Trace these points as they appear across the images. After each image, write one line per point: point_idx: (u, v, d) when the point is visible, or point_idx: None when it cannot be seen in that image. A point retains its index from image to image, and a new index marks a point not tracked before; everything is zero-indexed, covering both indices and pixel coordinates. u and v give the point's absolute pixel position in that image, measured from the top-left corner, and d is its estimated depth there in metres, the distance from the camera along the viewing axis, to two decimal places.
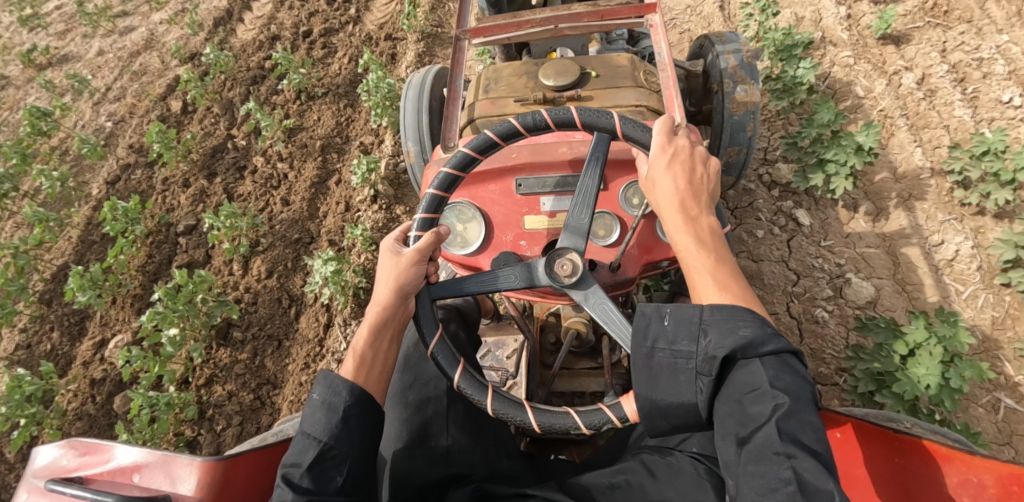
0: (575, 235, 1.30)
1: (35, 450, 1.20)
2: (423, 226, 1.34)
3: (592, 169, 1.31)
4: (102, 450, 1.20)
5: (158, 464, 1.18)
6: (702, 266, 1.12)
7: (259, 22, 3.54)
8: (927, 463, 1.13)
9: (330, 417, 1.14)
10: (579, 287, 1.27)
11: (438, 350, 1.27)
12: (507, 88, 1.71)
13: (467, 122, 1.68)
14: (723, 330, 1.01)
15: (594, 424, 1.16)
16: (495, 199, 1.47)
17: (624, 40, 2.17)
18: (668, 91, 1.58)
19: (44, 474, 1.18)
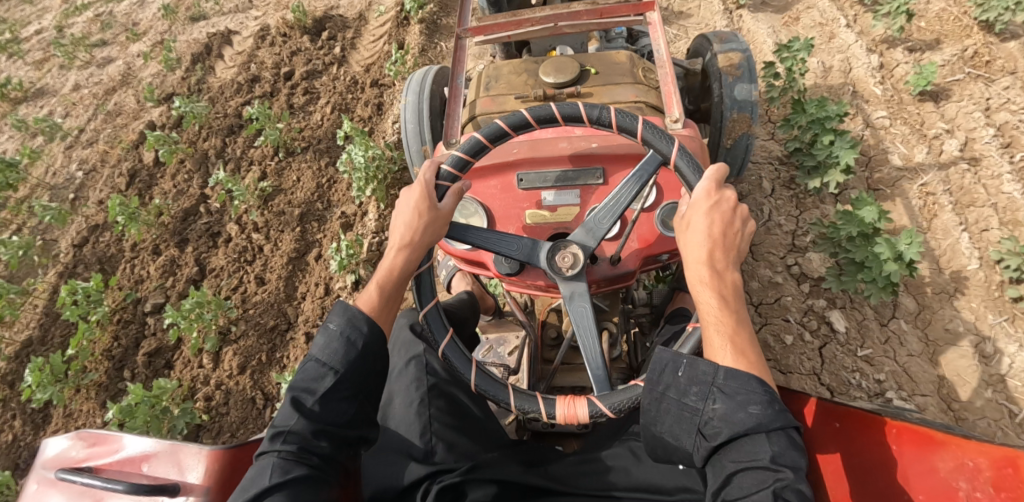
0: (589, 234, 1.30)
1: (45, 441, 1.22)
2: (453, 167, 1.32)
3: (631, 183, 1.29)
4: (110, 441, 1.22)
5: (167, 453, 1.20)
6: (723, 327, 1.10)
7: (239, 61, 3.42)
8: (922, 449, 1.16)
9: (347, 350, 1.18)
10: (576, 280, 1.30)
11: (447, 349, 1.25)
12: (507, 86, 1.74)
13: (469, 119, 1.72)
14: (734, 403, 1.03)
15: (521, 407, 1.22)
16: (496, 194, 1.49)
17: (623, 38, 2.19)
18: (667, 87, 1.60)
19: (53, 465, 1.20)
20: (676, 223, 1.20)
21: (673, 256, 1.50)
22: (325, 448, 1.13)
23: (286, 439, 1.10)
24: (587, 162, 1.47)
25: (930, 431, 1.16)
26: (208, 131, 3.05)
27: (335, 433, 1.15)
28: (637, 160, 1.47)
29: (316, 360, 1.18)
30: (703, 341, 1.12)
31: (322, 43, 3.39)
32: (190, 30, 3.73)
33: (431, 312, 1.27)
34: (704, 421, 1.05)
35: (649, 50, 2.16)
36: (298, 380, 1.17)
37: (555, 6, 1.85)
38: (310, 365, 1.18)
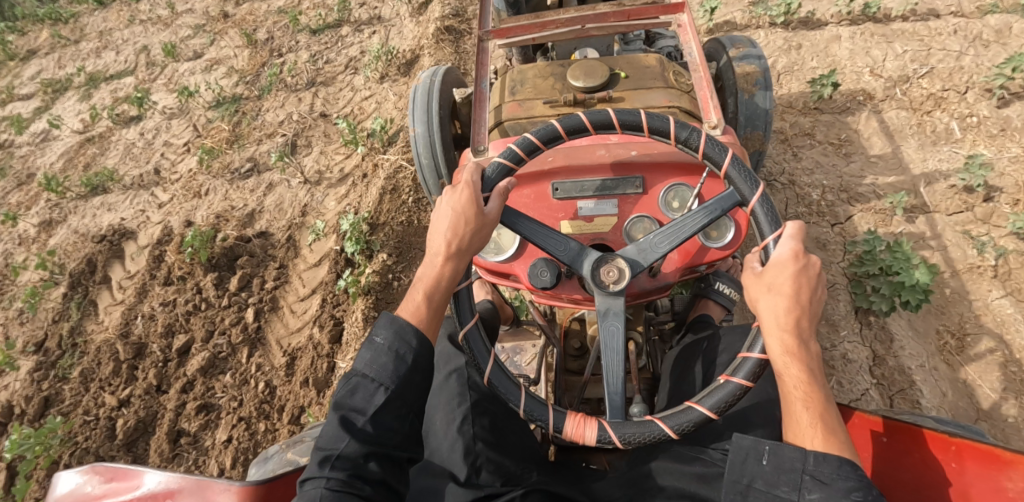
0: (641, 253, 1.25)
1: (58, 476, 1.15)
2: (500, 170, 1.30)
3: (700, 213, 1.24)
4: (131, 475, 1.14)
5: (193, 489, 1.12)
6: (809, 403, 1.03)
7: (130, 289, 2.51)
8: (987, 469, 1.12)
9: (394, 363, 1.13)
10: (617, 295, 1.24)
11: (493, 374, 1.21)
12: (532, 90, 1.67)
13: (495, 125, 1.65)
14: (833, 492, 0.96)
15: (531, 415, 1.19)
16: (530, 204, 1.43)
17: (641, 40, 2.14)
18: (702, 91, 1.55)
19: (69, 501, 1.11)
20: (752, 280, 1.11)
21: (711, 268, 1.45)
22: (376, 470, 1.07)
23: (336, 464, 1.04)
24: (626, 170, 1.41)
25: (995, 449, 1.12)
26: (71, 459, 2.03)
27: (385, 454, 1.09)
28: (677, 169, 1.40)
29: (361, 374, 1.13)
30: (785, 412, 1.06)
31: (227, 299, 2.39)
32: (82, 208, 2.94)
33: (475, 338, 1.24)
34: None
35: (670, 51, 2.12)
36: (345, 399, 1.11)
37: (579, 9, 1.80)
38: (356, 381, 1.13)
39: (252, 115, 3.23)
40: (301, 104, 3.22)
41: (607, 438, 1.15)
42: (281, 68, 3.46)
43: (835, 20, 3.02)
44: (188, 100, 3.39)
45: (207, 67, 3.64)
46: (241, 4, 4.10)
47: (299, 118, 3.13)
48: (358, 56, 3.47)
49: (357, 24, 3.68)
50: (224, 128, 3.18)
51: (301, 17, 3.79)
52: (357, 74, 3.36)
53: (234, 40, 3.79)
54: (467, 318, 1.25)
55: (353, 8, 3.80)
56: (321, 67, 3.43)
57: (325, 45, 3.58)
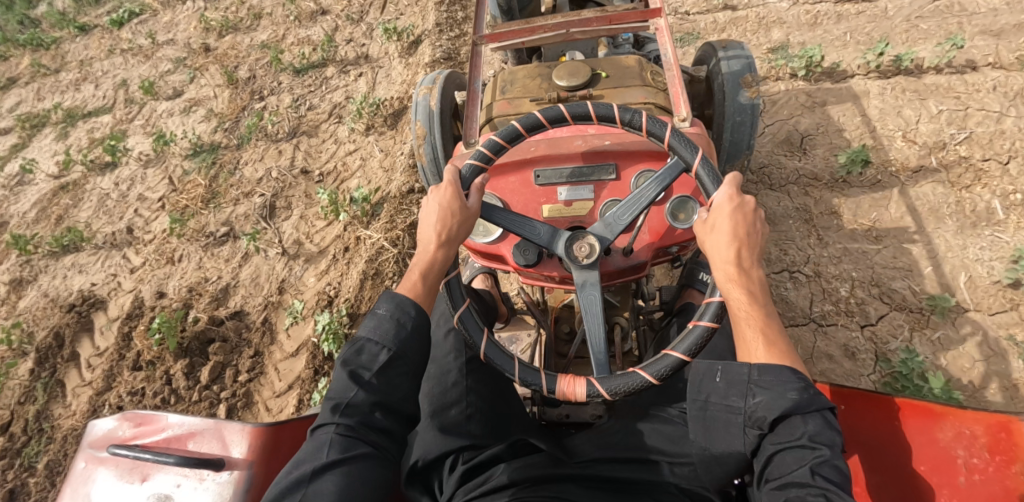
0: (608, 227, 1.40)
1: (93, 422, 1.30)
2: (473, 170, 1.42)
3: (654, 184, 1.40)
4: (156, 420, 1.30)
5: (212, 430, 1.28)
6: (754, 319, 1.19)
7: (100, 370, 2.39)
8: (924, 423, 1.22)
9: (397, 328, 1.23)
10: (590, 269, 1.38)
11: (489, 349, 1.30)
12: (521, 89, 1.83)
13: (486, 121, 1.81)
14: (773, 393, 1.10)
15: (526, 381, 1.29)
16: (514, 190, 1.58)
17: (630, 44, 2.28)
18: (674, 89, 1.70)
19: (102, 443, 1.27)
20: (701, 226, 1.30)
21: (681, 249, 1.59)
22: (381, 420, 1.18)
23: (345, 412, 1.14)
24: (601, 158, 1.56)
25: (929, 404, 1.22)
26: None
27: (389, 408, 1.19)
28: (648, 157, 1.55)
29: (366, 338, 1.23)
30: (737, 335, 1.21)
31: (198, 394, 2.25)
32: (53, 268, 2.85)
33: (469, 320, 1.33)
34: (746, 415, 1.13)
35: (656, 54, 2.26)
36: (350, 356, 1.20)
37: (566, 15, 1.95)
38: (362, 343, 1.22)
39: (230, 169, 3.11)
40: (282, 158, 3.10)
41: (597, 391, 1.26)
42: (263, 115, 3.36)
43: (860, 74, 2.75)
44: (166, 150, 3.30)
45: (186, 110, 3.54)
46: (222, 38, 3.99)
47: (278, 177, 3.00)
48: (343, 103, 3.35)
49: (342, 64, 3.59)
50: (201, 182, 3.07)
51: (282, 60, 3.66)
52: (343, 123, 3.24)
53: (214, 79, 3.69)
54: (459, 301, 1.35)
55: (339, 46, 3.69)
56: (304, 116, 3.32)
57: (309, 90, 3.47)
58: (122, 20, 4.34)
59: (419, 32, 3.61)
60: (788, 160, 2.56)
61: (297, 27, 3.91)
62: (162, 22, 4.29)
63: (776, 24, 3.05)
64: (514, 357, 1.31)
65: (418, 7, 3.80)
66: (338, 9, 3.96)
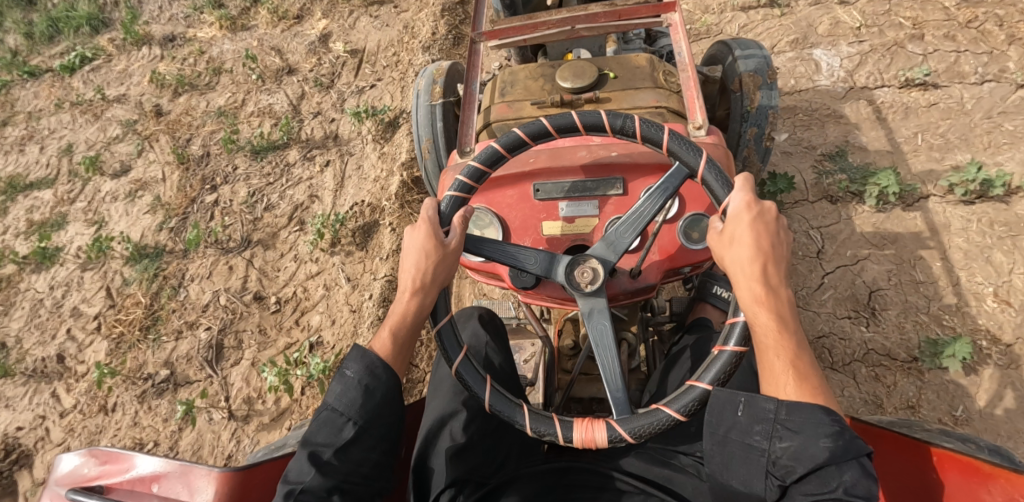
0: (609, 248, 1.26)
1: (59, 457, 1.23)
2: (454, 203, 1.29)
3: (655, 196, 1.25)
4: (122, 459, 1.21)
5: (177, 474, 1.18)
6: (781, 347, 1.06)
7: None
8: (967, 480, 1.08)
9: (361, 397, 1.16)
10: (592, 297, 1.25)
11: (492, 399, 1.18)
12: (522, 91, 1.69)
13: (483, 126, 1.68)
14: (804, 439, 0.97)
15: (538, 429, 1.15)
16: (510, 206, 1.44)
17: (640, 39, 2.13)
18: (690, 92, 1.53)
19: (67, 482, 1.20)
20: (717, 239, 1.17)
21: (695, 269, 1.45)
22: None
23: (299, 497, 1.06)
24: (606, 172, 1.42)
25: (976, 461, 1.08)
26: None
27: (349, 489, 1.13)
28: (656, 168, 1.40)
29: (332, 409, 1.15)
30: (762, 365, 1.09)
31: None
32: None
33: (466, 370, 1.20)
34: (772, 460, 0.99)
35: (669, 50, 2.10)
36: (314, 433, 1.14)
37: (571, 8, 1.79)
38: (327, 414, 1.15)
39: (174, 285, 2.60)
40: (231, 279, 2.56)
41: (617, 436, 1.12)
42: (213, 213, 2.80)
43: (937, 193, 2.20)
44: (104, 254, 2.79)
45: (130, 195, 3.00)
46: (177, 99, 3.40)
47: (226, 302, 2.49)
48: (305, 203, 2.76)
49: (305, 146, 2.99)
50: (140, 298, 2.59)
51: (238, 139, 3.07)
52: (304, 236, 2.65)
53: (164, 153, 3.14)
54: (456, 352, 1.21)
55: (305, 121, 3.10)
56: (259, 218, 2.74)
57: (267, 180, 2.87)
58: (74, 65, 3.75)
59: (396, 111, 3.00)
60: (853, 327, 2.03)
61: (258, 90, 3.29)
62: (114, 73, 3.67)
63: (834, 119, 2.49)
64: (521, 405, 1.19)
65: (398, 72, 3.20)
66: (307, 69, 3.33)
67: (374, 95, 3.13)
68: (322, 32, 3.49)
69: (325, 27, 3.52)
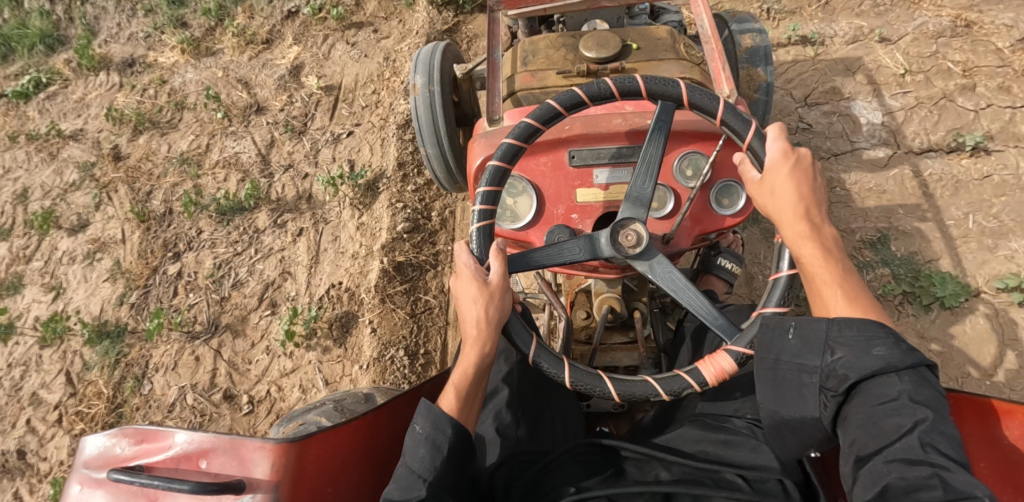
0: (637, 204, 1.17)
1: (82, 439, 0.94)
2: (484, 219, 1.17)
3: (658, 139, 1.18)
4: (163, 435, 0.94)
5: (227, 448, 0.95)
6: (832, 280, 0.99)
7: None
8: (983, 421, 0.94)
9: (432, 455, 1.02)
10: (640, 257, 1.16)
11: (575, 377, 1.07)
12: (545, 61, 1.79)
13: (508, 94, 1.78)
14: (860, 348, 0.88)
15: (674, 390, 1.05)
16: (545, 173, 1.36)
17: (646, 14, 2.26)
18: (715, 64, 1.67)
19: (99, 463, 0.92)
20: (755, 190, 1.09)
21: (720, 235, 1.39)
22: None
23: None
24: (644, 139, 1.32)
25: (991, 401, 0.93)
26: None
27: None
28: (692, 138, 1.33)
29: (414, 478, 1.00)
30: (813, 300, 1.01)
31: None
32: None
33: (532, 345, 1.11)
34: (828, 373, 0.90)
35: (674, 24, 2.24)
36: (390, 493, 1.00)
37: None
38: (396, 477, 1.02)
39: (136, 376, 1.97)
40: (194, 379, 1.92)
41: (654, 391, 1.05)
42: (176, 289, 2.10)
43: None
44: (61, 335, 2.11)
45: (88, 256, 2.25)
46: (136, 139, 2.50)
47: (193, 402, 1.87)
48: (276, 281, 2.06)
49: (272, 196, 2.23)
50: (102, 389, 1.96)
51: (202, 193, 2.27)
52: (279, 320, 1.99)
53: (125, 207, 2.32)
54: (522, 333, 1.12)
55: (274, 177, 2.27)
56: (227, 298, 2.05)
57: (235, 247, 2.14)
58: None
59: (378, 171, 2.21)
60: None
61: (223, 133, 2.42)
62: (69, 102, 2.67)
63: None
64: (645, 377, 1.06)
65: None
66: (278, 109, 2.44)
67: (351, 146, 2.31)
68: (293, 61, 2.54)
69: (297, 55, 2.56)
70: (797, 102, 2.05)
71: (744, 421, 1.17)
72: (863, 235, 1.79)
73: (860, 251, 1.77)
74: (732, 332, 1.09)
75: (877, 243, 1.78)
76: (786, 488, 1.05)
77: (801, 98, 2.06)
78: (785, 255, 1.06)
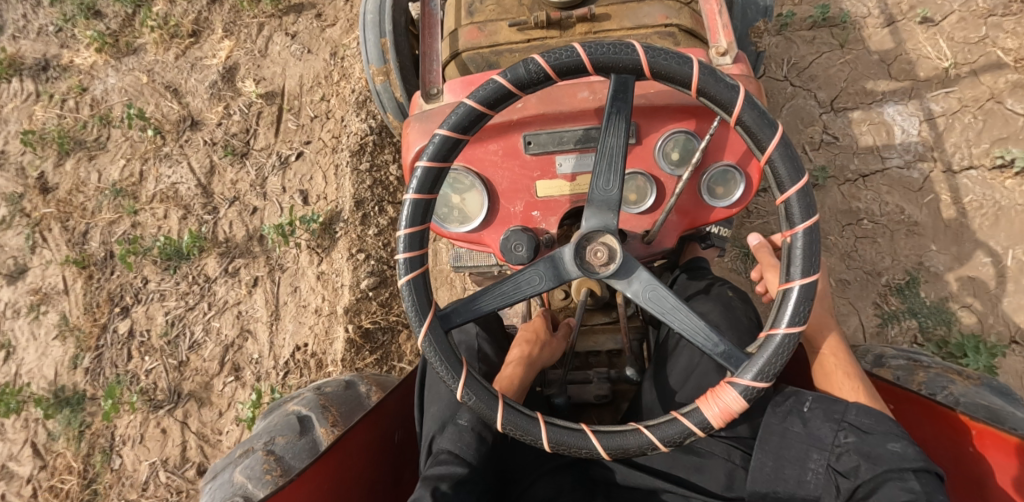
0: (605, 209, 0.80)
1: None
2: (411, 266, 0.83)
3: (620, 121, 0.79)
4: None
5: None
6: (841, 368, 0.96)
7: None
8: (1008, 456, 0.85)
9: (463, 437, 0.91)
10: (618, 276, 0.81)
11: (507, 418, 0.78)
12: (495, 8, 1.21)
13: (451, 56, 1.21)
14: (876, 438, 0.77)
15: (673, 438, 0.75)
16: (498, 164, 0.95)
17: None
18: (708, 6, 1.11)
19: None
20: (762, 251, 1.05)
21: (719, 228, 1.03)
22: None
23: None
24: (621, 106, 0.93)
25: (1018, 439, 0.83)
26: None
27: None
28: (678, 114, 0.92)
29: (447, 451, 0.89)
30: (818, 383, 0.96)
31: None
32: None
33: (478, 399, 0.79)
34: (835, 453, 0.79)
35: None
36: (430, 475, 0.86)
37: None
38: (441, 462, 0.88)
39: (104, 448, 1.85)
40: (165, 454, 1.82)
41: (648, 443, 0.75)
42: (130, 352, 1.90)
43: None
44: (15, 409, 1.93)
45: (31, 310, 2.00)
46: (64, 165, 2.14)
47: (166, 480, 1.78)
48: (236, 341, 1.88)
49: (218, 234, 1.97)
50: (71, 462, 1.85)
51: (140, 238, 1.99)
52: (244, 392, 1.84)
53: (61, 252, 2.04)
54: (456, 368, 0.81)
55: (219, 212, 1.98)
56: (185, 363, 1.88)
57: (186, 301, 1.93)
58: None
59: (332, 207, 1.93)
60: None
61: (156, 157, 2.07)
62: None
63: None
64: (637, 424, 0.77)
65: None
66: (214, 124, 2.06)
67: (302, 173, 2.00)
68: (226, 62, 2.13)
69: (230, 54, 2.14)
70: (822, 108, 1.74)
71: (720, 440, 0.93)
72: (890, 278, 1.60)
73: (886, 299, 1.58)
74: (739, 360, 0.77)
75: (905, 288, 1.59)
76: None
77: (827, 102, 1.74)
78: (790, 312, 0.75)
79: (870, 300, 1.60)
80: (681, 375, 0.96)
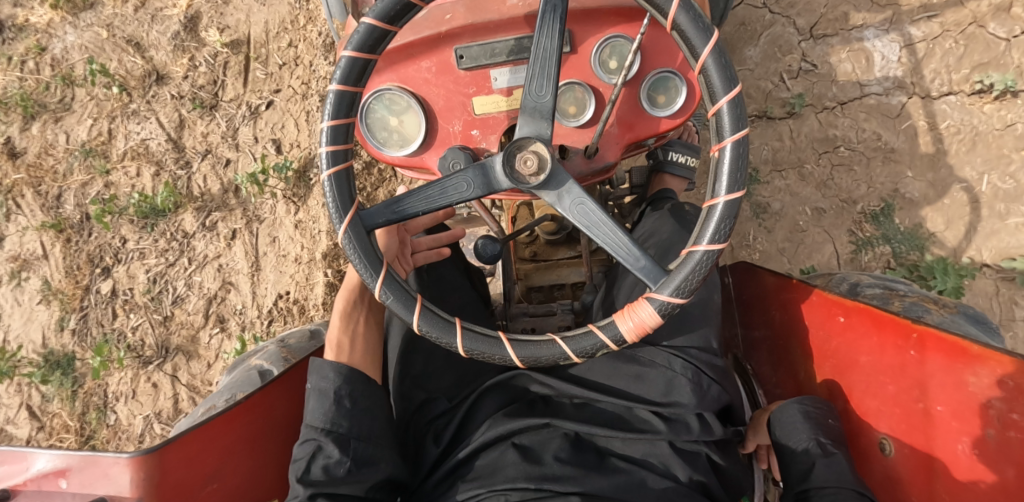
0: (536, 119, 0.79)
1: None
2: (334, 161, 0.82)
3: (552, 22, 0.78)
4: (21, 457, 0.91)
5: (85, 465, 0.89)
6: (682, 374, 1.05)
7: None
8: (950, 361, 0.85)
9: (321, 404, 0.89)
10: (548, 187, 0.80)
11: (424, 322, 0.80)
12: None
13: None
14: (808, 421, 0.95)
15: (586, 350, 0.76)
16: (431, 82, 0.93)
17: None
18: None
19: None
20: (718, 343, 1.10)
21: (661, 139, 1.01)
22: None
23: None
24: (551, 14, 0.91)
25: (964, 342, 0.84)
26: None
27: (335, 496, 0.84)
28: (610, 18, 0.91)
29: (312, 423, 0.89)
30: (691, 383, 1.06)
31: None
32: None
33: (395, 298, 0.81)
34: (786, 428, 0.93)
35: None
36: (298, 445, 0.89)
37: None
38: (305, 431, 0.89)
39: (99, 406, 1.88)
40: (160, 407, 1.86)
41: (562, 355, 0.76)
42: (114, 311, 1.90)
43: None
44: (7, 373, 1.94)
45: (13, 277, 1.96)
46: (30, 128, 2.01)
47: (161, 432, 1.84)
48: (219, 295, 1.89)
49: (192, 187, 1.94)
50: (68, 421, 1.89)
51: (115, 197, 1.95)
52: (230, 342, 1.87)
53: (37, 217, 1.97)
54: (375, 266, 0.81)
55: (192, 166, 1.95)
56: (170, 318, 1.89)
57: (167, 258, 1.92)
58: None
59: (305, 154, 1.93)
60: None
61: (122, 113, 1.99)
62: None
63: None
64: (553, 335, 0.78)
65: None
66: (180, 77, 1.99)
67: (274, 122, 1.97)
68: (187, 11, 2.00)
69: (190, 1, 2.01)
70: (801, 35, 1.70)
71: (662, 349, 0.98)
72: (865, 206, 1.63)
73: (861, 226, 1.62)
74: (659, 277, 0.77)
75: (880, 216, 1.62)
76: (707, 422, 0.95)
77: (807, 29, 1.70)
78: (712, 228, 0.75)
79: (844, 229, 1.64)
80: (626, 296, 1.02)
